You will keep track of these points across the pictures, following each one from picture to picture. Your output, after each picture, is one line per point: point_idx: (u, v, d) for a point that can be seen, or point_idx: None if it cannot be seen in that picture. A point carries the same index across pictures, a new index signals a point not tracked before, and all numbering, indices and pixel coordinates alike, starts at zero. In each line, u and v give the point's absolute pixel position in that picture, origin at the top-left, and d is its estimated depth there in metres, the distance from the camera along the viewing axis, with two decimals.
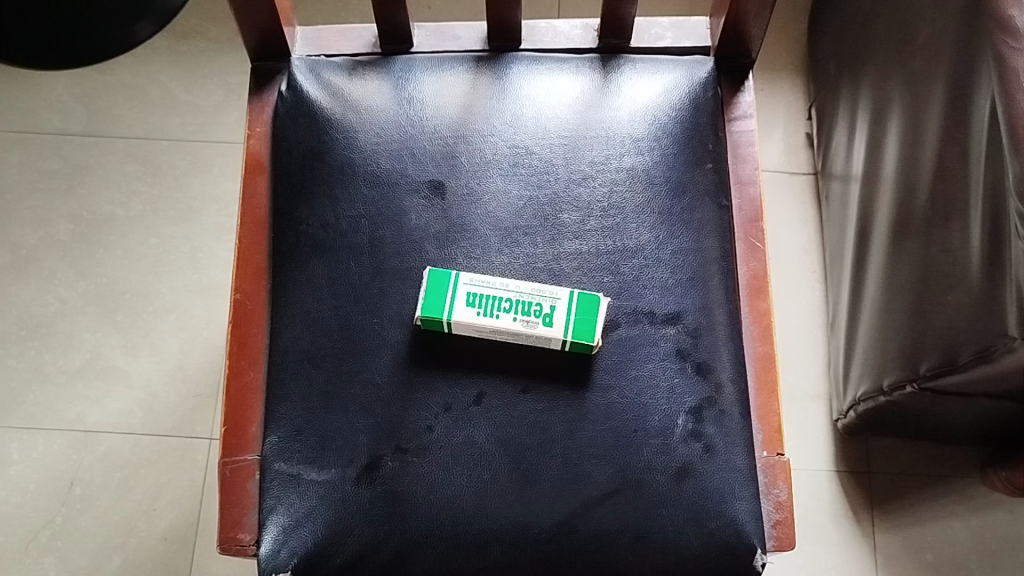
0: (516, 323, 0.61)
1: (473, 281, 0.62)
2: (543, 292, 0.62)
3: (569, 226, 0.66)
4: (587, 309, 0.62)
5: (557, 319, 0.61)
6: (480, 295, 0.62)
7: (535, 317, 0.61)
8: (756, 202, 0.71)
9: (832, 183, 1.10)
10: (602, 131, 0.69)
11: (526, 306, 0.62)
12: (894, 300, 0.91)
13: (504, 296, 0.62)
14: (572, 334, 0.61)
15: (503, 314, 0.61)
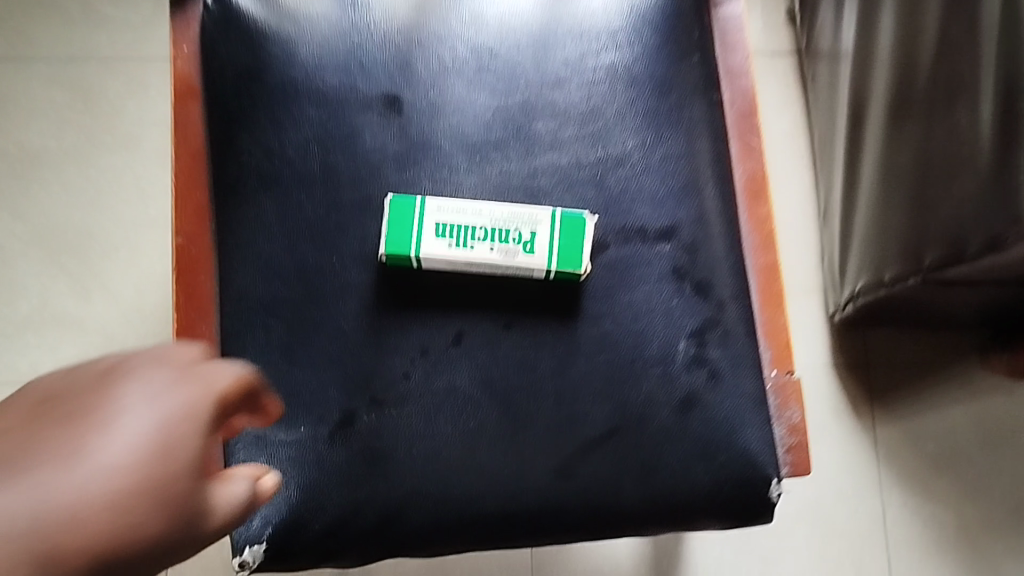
0: (493, 254, 0.55)
1: (441, 208, 0.55)
2: (521, 218, 0.55)
3: (545, 136, 0.59)
4: (572, 233, 0.55)
5: (539, 246, 0.55)
6: (451, 224, 0.55)
7: (515, 244, 0.55)
8: (749, 95, 0.64)
9: (818, 62, 1.02)
10: (574, 24, 0.61)
11: (503, 233, 0.55)
12: (894, 187, 0.85)
13: (477, 224, 0.55)
14: (558, 261, 0.55)
15: (478, 243, 0.55)
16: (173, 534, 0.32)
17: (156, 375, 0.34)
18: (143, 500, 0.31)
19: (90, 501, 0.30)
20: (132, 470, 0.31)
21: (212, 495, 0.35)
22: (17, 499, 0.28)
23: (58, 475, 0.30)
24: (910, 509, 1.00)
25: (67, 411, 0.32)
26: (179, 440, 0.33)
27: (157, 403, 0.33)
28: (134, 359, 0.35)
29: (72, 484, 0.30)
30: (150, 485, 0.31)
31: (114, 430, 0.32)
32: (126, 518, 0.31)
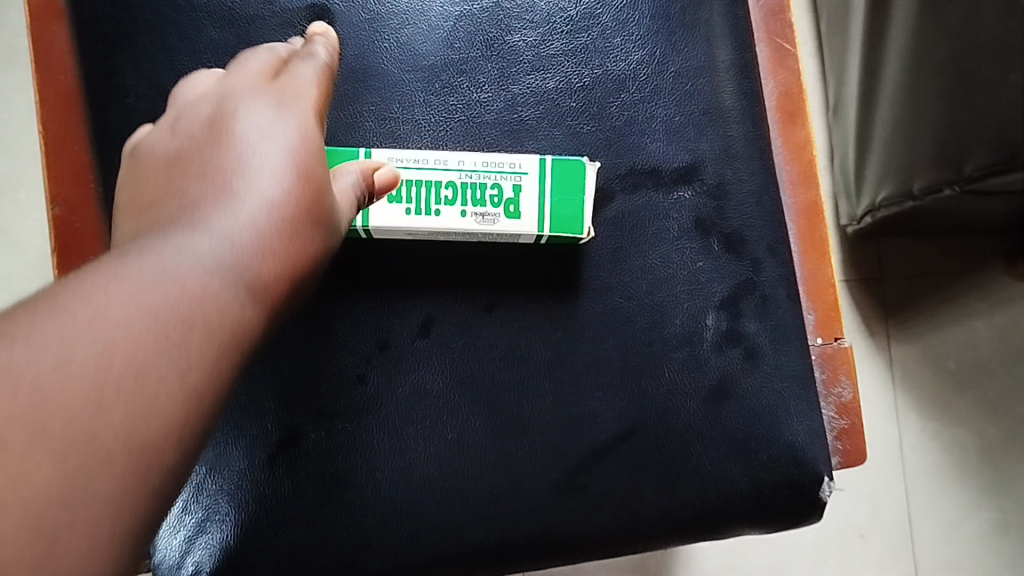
0: (467, 220, 0.42)
1: (395, 162, 0.42)
2: (500, 170, 0.42)
3: (525, 53, 0.45)
4: (570, 183, 0.42)
5: (527, 204, 0.42)
6: (409, 183, 0.42)
7: (495, 203, 0.42)
8: None
9: None
10: None
11: (479, 191, 0.42)
12: (923, 79, 0.71)
13: (443, 181, 0.42)
14: (553, 223, 0.42)
15: (445, 207, 0.42)
16: (328, 240, 0.35)
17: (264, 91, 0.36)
18: (303, 221, 0.33)
19: (254, 244, 0.32)
20: (277, 204, 0.33)
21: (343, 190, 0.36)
22: (195, 262, 0.30)
23: (219, 229, 0.31)
24: (926, 435, 0.86)
25: (201, 169, 0.33)
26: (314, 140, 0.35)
27: (273, 120, 0.35)
28: (238, 82, 0.37)
29: (231, 234, 0.31)
30: (300, 207, 0.33)
31: (247, 165, 0.33)
32: (288, 242, 0.33)
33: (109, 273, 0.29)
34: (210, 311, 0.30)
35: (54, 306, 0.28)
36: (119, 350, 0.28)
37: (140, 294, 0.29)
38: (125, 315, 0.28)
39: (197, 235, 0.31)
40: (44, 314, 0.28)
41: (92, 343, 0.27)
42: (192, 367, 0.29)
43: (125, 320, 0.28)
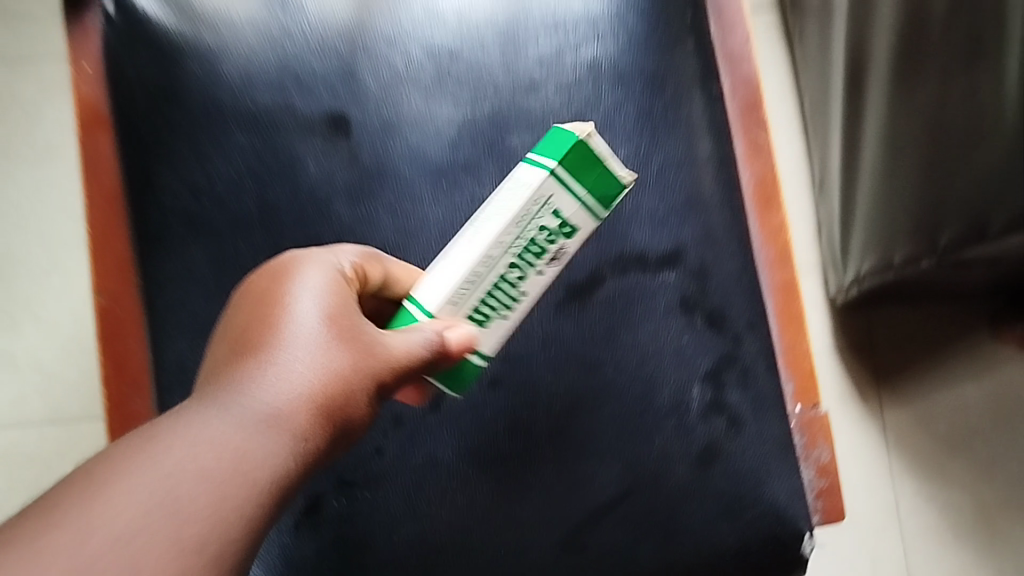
0: (541, 268, 0.41)
1: (452, 300, 0.39)
2: (529, 211, 0.39)
3: (523, 152, 0.50)
4: (588, 162, 0.39)
5: (581, 215, 0.40)
6: (477, 302, 0.40)
7: (553, 241, 0.40)
8: (752, 84, 0.55)
9: (805, 16, 0.93)
10: (547, 13, 0.52)
11: (535, 250, 0.40)
12: (899, 153, 0.76)
13: (497, 273, 0.39)
14: (605, 206, 0.41)
15: (518, 280, 0.40)
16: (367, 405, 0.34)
17: (313, 268, 0.36)
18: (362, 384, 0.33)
19: (293, 417, 0.30)
20: (316, 374, 0.32)
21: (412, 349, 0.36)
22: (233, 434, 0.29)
23: (259, 401, 0.30)
24: (923, 496, 0.89)
25: (248, 340, 0.32)
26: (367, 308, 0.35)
27: (324, 289, 0.35)
28: (289, 262, 0.37)
29: (273, 406, 0.30)
30: (340, 375, 0.32)
31: (290, 333, 0.32)
32: (329, 414, 0.32)
33: (147, 454, 0.27)
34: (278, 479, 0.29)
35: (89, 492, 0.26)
36: (160, 526, 0.26)
37: (182, 475, 0.27)
38: (176, 494, 0.27)
39: (243, 407, 0.30)
40: (82, 493, 0.26)
41: (133, 521, 0.26)
42: (233, 543, 0.27)
43: (189, 488, 0.27)
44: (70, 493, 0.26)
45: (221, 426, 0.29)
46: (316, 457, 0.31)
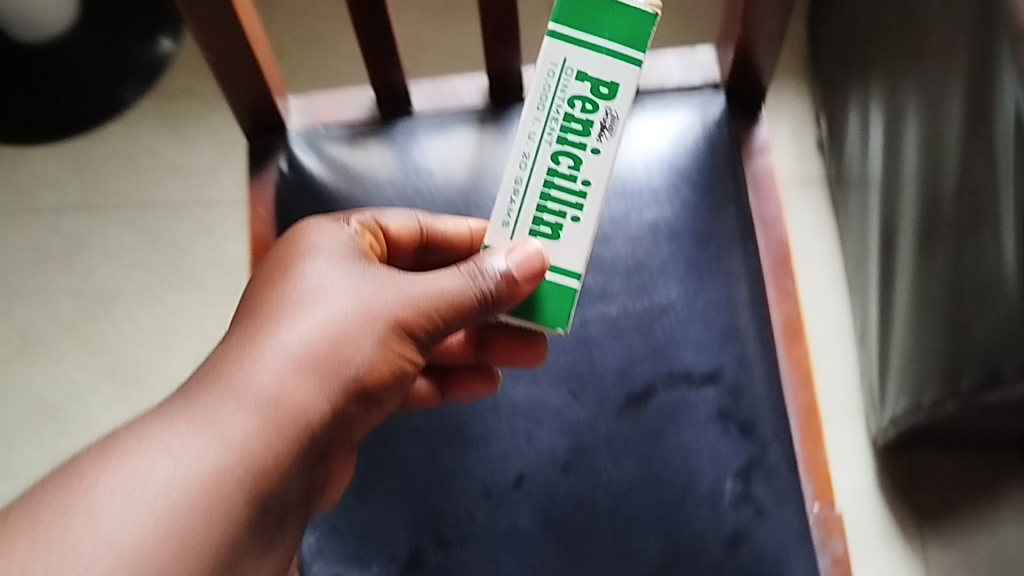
0: (595, 141, 0.50)
1: (504, 219, 0.50)
2: (548, 81, 0.50)
3: (594, 289, 0.64)
4: (586, 11, 0.49)
5: (611, 65, 0.50)
6: (539, 201, 0.50)
7: (593, 104, 0.50)
8: (782, 244, 0.68)
9: (848, 189, 1.07)
10: (618, 183, 0.67)
11: (576, 124, 0.50)
12: (927, 312, 0.88)
13: (549, 160, 0.50)
14: (632, 42, 0.49)
15: (576, 163, 0.50)
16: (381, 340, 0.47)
17: (327, 247, 0.50)
18: (369, 338, 0.47)
19: (301, 367, 0.45)
20: (321, 333, 0.46)
21: (445, 296, 0.48)
22: (251, 388, 0.44)
23: (277, 356, 0.45)
24: None
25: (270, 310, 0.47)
26: (397, 278, 0.48)
27: (330, 267, 0.49)
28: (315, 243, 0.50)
29: (284, 361, 0.45)
30: (343, 330, 0.47)
31: (304, 307, 0.47)
32: (336, 358, 0.46)
33: (179, 412, 0.43)
34: (275, 421, 0.44)
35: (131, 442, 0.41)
36: (182, 464, 0.41)
37: (199, 426, 0.42)
38: (194, 440, 0.42)
39: (263, 364, 0.45)
40: (121, 444, 0.41)
41: (164, 459, 0.41)
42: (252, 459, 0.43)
43: (205, 432, 0.42)
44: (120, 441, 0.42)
45: (235, 389, 0.44)
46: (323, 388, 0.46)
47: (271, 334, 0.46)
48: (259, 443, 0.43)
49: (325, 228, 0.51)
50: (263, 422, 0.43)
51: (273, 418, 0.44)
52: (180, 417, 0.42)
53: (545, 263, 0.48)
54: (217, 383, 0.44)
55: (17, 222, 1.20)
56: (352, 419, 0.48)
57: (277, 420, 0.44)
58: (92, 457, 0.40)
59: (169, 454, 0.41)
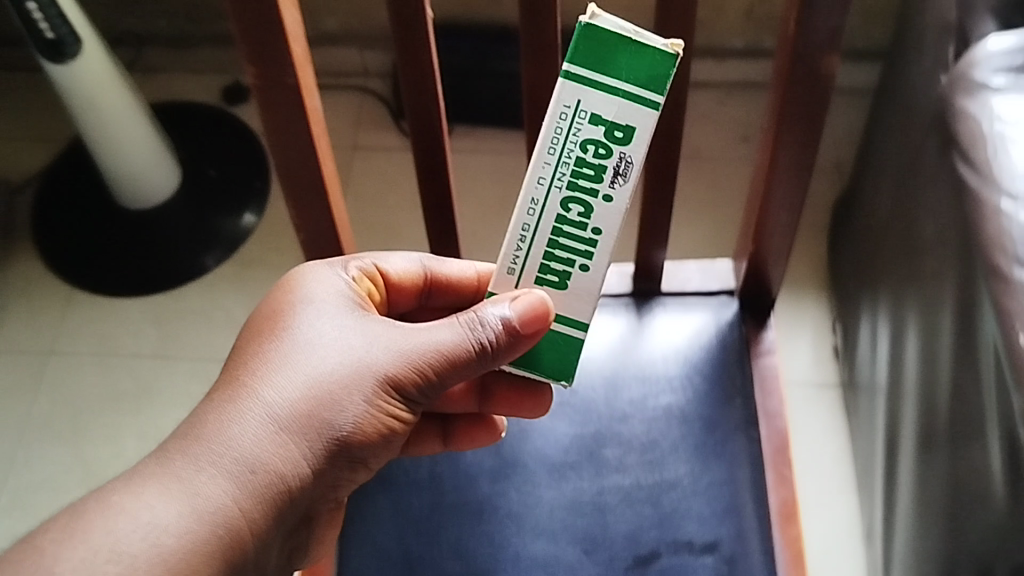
0: (603, 190, 0.53)
1: (510, 266, 0.56)
2: (558, 128, 0.51)
3: (612, 461, 0.73)
4: (605, 54, 0.50)
5: (626, 107, 0.51)
6: (547, 247, 0.55)
7: (606, 147, 0.52)
8: (783, 434, 0.76)
9: (858, 394, 1.16)
10: (639, 371, 0.78)
11: (588, 170, 0.52)
12: (926, 518, 0.93)
13: (557, 211, 0.53)
14: (650, 85, 0.50)
15: (582, 213, 0.53)
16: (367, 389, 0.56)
17: (321, 305, 0.58)
18: (353, 399, 0.55)
19: (289, 417, 0.54)
20: (309, 387, 0.55)
21: (439, 351, 0.56)
22: (240, 437, 0.53)
23: (267, 410, 0.54)
24: None
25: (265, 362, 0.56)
26: (383, 342, 0.56)
27: (321, 324, 0.57)
28: (314, 298, 0.59)
29: (272, 412, 0.54)
30: (328, 385, 0.55)
31: (297, 364, 0.55)
32: (321, 407, 0.55)
33: (175, 459, 0.52)
34: (250, 482, 0.52)
35: (136, 482, 0.50)
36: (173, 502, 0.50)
37: (190, 473, 0.51)
38: (184, 483, 0.51)
39: (253, 418, 0.53)
40: (126, 481, 0.51)
41: (158, 498, 0.50)
42: (235, 501, 0.52)
43: (195, 479, 0.51)
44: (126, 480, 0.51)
45: (225, 441, 0.53)
46: (309, 434, 0.54)
47: (258, 398, 0.54)
48: (244, 490, 0.52)
49: (320, 287, 0.59)
50: (237, 485, 0.52)
51: (248, 480, 0.52)
52: (161, 478, 0.51)
53: (549, 312, 0.54)
54: (199, 444, 0.52)
55: (96, 365, 1.32)
56: (341, 463, 0.57)
57: (253, 480, 0.52)
58: (67, 525, 0.48)
59: (147, 514, 0.49)
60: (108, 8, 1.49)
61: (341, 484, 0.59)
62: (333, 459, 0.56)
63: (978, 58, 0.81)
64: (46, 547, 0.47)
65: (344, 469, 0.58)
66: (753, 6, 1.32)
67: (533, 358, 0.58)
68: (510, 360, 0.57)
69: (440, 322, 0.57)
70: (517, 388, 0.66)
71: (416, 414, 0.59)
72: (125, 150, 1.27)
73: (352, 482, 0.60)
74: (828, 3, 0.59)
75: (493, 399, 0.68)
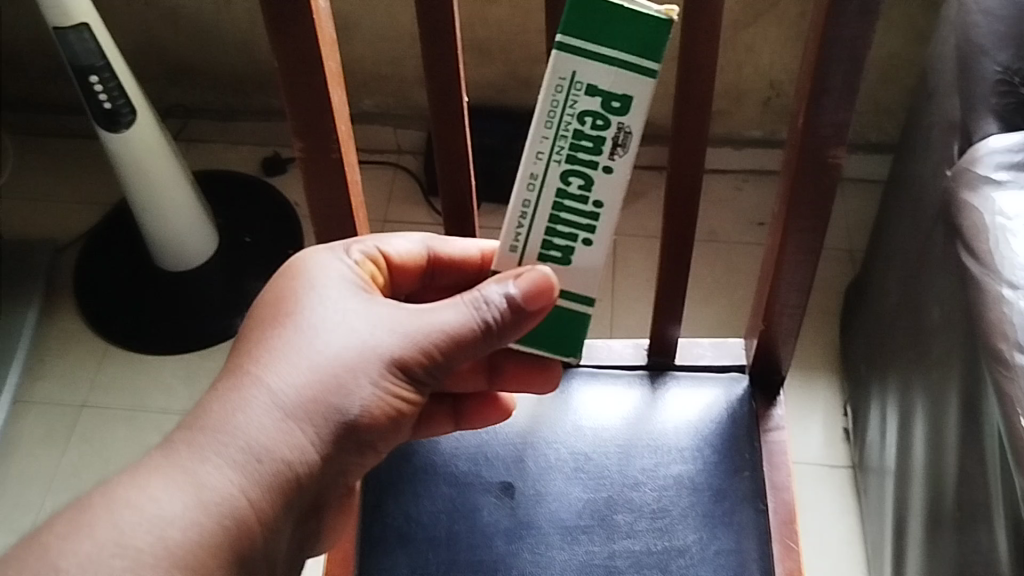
0: (602, 160, 0.56)
1: (513, 243, 0.60)
2: (557, 103, 0.55)
3: (623, 526, 0.76)
4: (600, 25, 0.52)
5: (622, 77, 0.54)
6: (549, 221, 0.59)
7: (604, 118, 0.55)
8: (790, 506, 0.78)
9: (868, 477, 1.18)
10: (652, 440, 0.81)
11: (586, 142, 0.56)
12: None
13: (558, 182, 0.57)
14: (646, 51, 0.53)
15: (582, 184, 0.57)
16: (376, 371, 0.58)
17: (326, 292, 0.61)
18: (360, 382, 0.58)
19: (295, 404, 0.56)
20: (315, 373, 0.57)
21: (445, 331, 0.58)
22: (246, 425, 0.55)
23: (273, 397, 0.56)
24: None
25: (271, 350, 0.58)
26: (388, 324, 0.59)
27: (327, 311, 0.60)
28: (318, 286, 0.61)
29: (279, 399, 0.56)
30: (335, 370, 0.57)
31: (304, 352, 0.58)
32: (328, 392, 0.57)
33: (182, 449, 0.54)
34: (258, 469, 0.54)
35: (146, 471, 0.53)
36: (177, 493, 0.52)
37: (196, 462, 0.53)
38: (191, 471, 0.53)
39: (259, 407, 0.56)
40: (136, 473, 0.53)
41: (166, 486, 0.52)
42: (244, 486, 0.54)
43: (202, 468, 0.53)
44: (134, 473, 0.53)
45: (231, 430, 0.55)
46: (315, 420, 0.56)
47: (265, 384, 0.56)
48: (250, 476, 0.54)
49: (325, 274, 0.62)
50: (245, 472, 0.54)
51: (256, 467, 0.54)
52: (169, 469, 0.53)
53: (553, 289, 0.59)
54: (207, 434, 0.54)
55: (126, 419, 1.37)
56: (349, 448, 0.59)
57: (261, 467, 0.55)
58: (71, 519, 0.50)
59: (154, 505, 0.51)
60: (158, 82, 1.58)
61: (350, 468, 0.61)
62: (341, 442, 0.58)
63: (980, 155, 0.85)
64: (51, 543, 0.49)
65: (353, 453, 0.60)
66: (770, 98, 1.38)
67: (540, 332, 0.64)
68: (513, 337, 0.61)
69: (444, 303, 0.60)
70: (525, 366, 0.72)
71: (422, 396, 0.62)
72: (169, 216, 1.34)
73: (362, 468, 0.62)
74: (833, 101, 0.64)
75: (503, 377, 0.73)
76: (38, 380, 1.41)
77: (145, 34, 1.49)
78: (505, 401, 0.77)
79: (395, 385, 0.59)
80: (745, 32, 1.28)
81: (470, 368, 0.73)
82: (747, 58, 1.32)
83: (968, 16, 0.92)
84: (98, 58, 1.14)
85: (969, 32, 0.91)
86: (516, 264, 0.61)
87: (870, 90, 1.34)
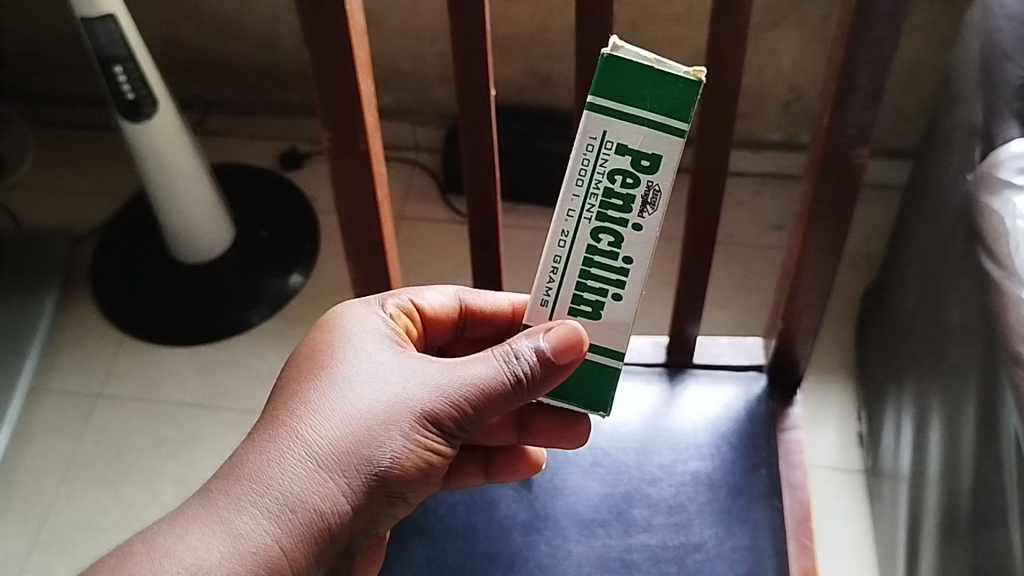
0: (633, 222, 0.56)
1: (544, 298, 0.59)
2: (585, 162, 0.55)
3: (639, 520, 0.77)
4: (628, 85, 0.53)
5: (651, 136, 0.53)
6: (579, 278, 0.58)
7: (634, 177, 0.55)
8: (806, 505, 0.78)
9: (882, 481, 1.18)
10: (670, 436, 0.81)
11: (616, 200, 0.55)
12: None
13: (586, 243, 0.57)
14: (674, 112, 0.53)
15: (612, 246, 0.56)
16: (407, 424, 0.59)
17: (361, 344, 0.62)
18: (392, 435, 0.58)
19: (328, 456, 0.57)
20: (348, 426, 0.58)
21: (476, 384, 0.58)
22: (279, 475, 0.57)
23: (306, 449, 0.57)
24: None
25: (304, 400, 0.59)
26: (421, 378, 0.59)
27: (361, 364, 0.60)
28: (353, 337, 0.62)
29: (311, 451, 0.57)
30: (367, 422, 0.58)
31: (339, 404, 0.59)
32: (360, 446, 0.58)
33: (218, 497, 0.56)
34: (292, 519, 0.56)
35: (185, 518, 0.56)
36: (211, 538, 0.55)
37: (230, 510, 0.55)
38: (225, 520, 0.55)
39: (292, 458, 0.57)
40: (173, 517, 0.56)
41: (201, 535, 0.55)
42: (276, 536, 0.56)
43: (235, 516, 0.55)
44: (173, 519, 0.56)
45: (265, 480, 0.56)
46: (348, 473, 0.58)
47: (300, 436, 0.58)
48: (282, 525, 0.56)
49: (359, 325, 0.63)
50: (279, 522, 0.56)
51: (289, 517, 0.56)
52: (206, 518, 0.55)
53: (582, 342, 0.57)
54: (242, 485, 0.56)
55: (142, 411, 1.38)
56: (381, 500, 0.60)
57: (294, 517, 0.56)
58: (113, 566, 0.54)
59: (193, 554, 0.54)
60: (179, 74, 1.59)
61: (382, 519, 0.62)
62: (373, 494, 0.59)
63: (1001, 159, 0.85)
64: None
65: (385, 504, 0.61)
66: (790, 101, 1.38)
67: (569, 388, 0.62)
68: (545, 390, 0.60)
69: (477, 356, 0.60)
70: (556, 420, 0.70)
71: (454, 448, 0.62)
72: (186, 205, 1.34)
73: (393, 518, 0.64)
74: (860, 102, 0.64)
75: (532, 431, 0.72)
76: (56, 366, 1.42)
77: (167, 26, 1.50)
78: (534, 455, 0.76)
79: (427, 438, 0.59)
80: (766, 35, 1.29)
81: (498, 422, 0.72)
82: (768, 61, 1.32)
83: (991, 21, 0.92)
84: (122, 49, 1.15)
85: (993, 37, 0.91)
86: (546, 318, 0.59)
87: (890, 96, 1.34)
